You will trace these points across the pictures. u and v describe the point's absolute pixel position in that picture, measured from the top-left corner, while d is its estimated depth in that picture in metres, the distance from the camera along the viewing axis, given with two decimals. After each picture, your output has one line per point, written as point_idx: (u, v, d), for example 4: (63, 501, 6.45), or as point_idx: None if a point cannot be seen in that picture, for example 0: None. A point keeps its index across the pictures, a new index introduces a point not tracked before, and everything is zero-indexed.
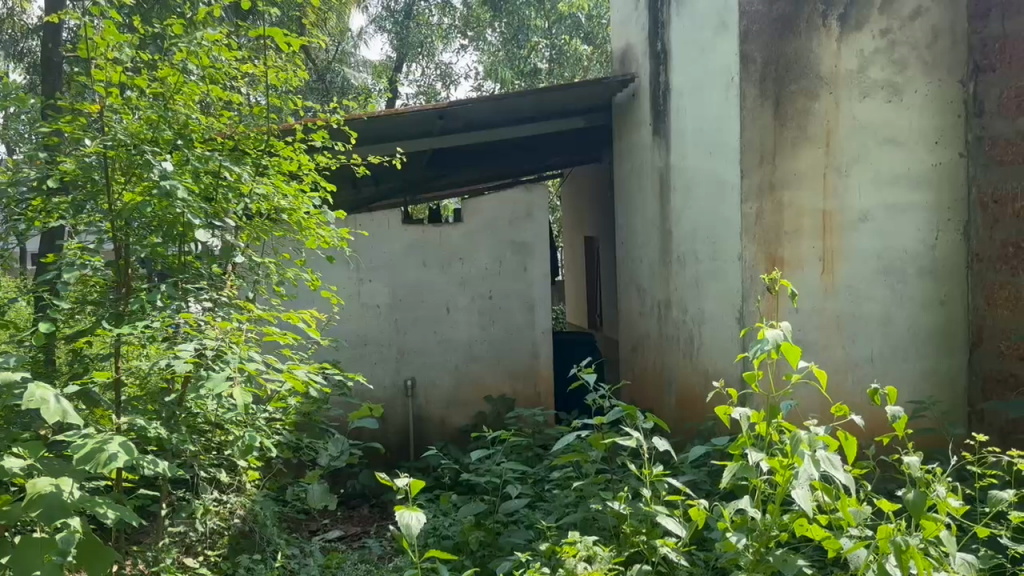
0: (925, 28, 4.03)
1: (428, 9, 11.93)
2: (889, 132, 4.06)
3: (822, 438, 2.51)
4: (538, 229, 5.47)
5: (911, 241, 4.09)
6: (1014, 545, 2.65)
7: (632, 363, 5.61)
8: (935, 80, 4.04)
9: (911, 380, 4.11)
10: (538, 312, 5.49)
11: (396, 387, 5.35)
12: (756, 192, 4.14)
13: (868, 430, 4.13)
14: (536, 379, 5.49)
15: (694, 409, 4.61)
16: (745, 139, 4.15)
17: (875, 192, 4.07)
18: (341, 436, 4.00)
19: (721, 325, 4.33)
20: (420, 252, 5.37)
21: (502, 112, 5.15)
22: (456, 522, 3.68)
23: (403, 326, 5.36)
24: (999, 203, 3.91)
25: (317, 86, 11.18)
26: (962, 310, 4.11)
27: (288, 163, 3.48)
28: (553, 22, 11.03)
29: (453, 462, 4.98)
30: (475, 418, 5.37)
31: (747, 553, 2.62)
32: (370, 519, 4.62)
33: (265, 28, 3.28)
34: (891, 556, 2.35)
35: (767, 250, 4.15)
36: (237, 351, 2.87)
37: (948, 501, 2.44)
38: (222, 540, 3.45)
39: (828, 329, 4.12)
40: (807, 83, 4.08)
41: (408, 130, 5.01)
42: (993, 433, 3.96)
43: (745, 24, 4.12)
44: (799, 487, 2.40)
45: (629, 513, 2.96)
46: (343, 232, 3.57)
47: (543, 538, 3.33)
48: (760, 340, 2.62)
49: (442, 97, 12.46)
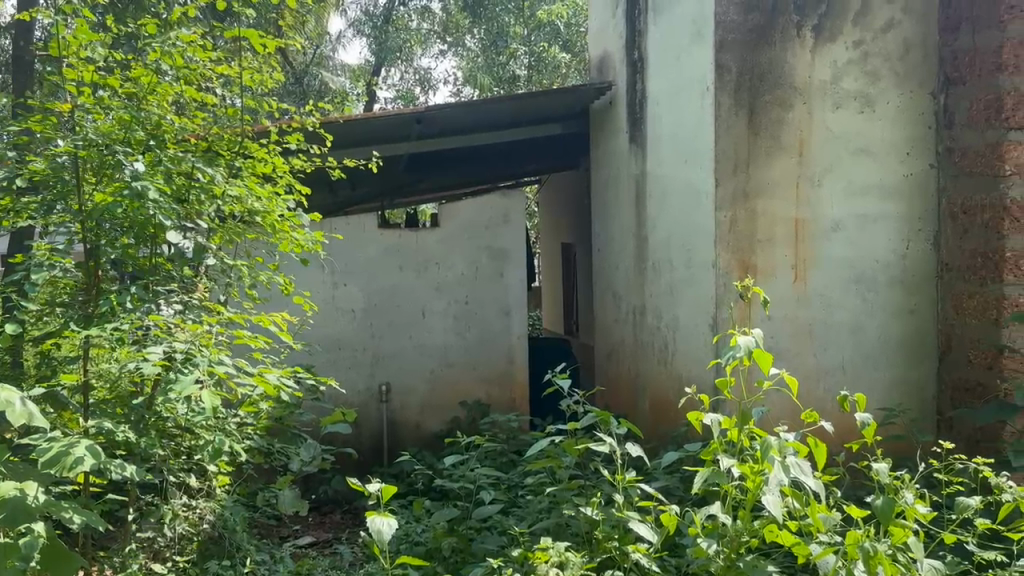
0: (897, 40, 4.09)
1: (407, 13, 11.81)
2: (862, 142, 4.11)
3: (792, 445, 2.53)
4: (514, 234, 5.47)
5: (882, 251, 4.14)
6: (979, 552, 2.69)
7: (606, 369, 5.63)
8: (906, 92, 4.11)
9: (881, 388, 4.16)
10: (513, 317, 5.48)
11: (370, 392, 5.32)
12: (730, 200, 4.14)
13: (838, 436, 4.17)
14: (511, 384, 5.49)
15: (666, 415, 4.62)
16: (719, 148, 4.15)
17: (846, 202, 4.12)
18: (313, 442, 3.81)
19: (694, 332, 4.35)
20: (396, 256, 5.35)
21: (480, 116, 5.14)
22: (428, 528, 3.66)
23: (378, 331, 5.33)
24: (967, 213, 3.92)
25: (293, 88, 11.11)
26: (932, 320, 4.16)
27: (262, 166, 3.47)
28: (532, 29, 11.24)
29: (427, 468, 4.97)
30: (450, 423, 5.36)
31: (717, 558, 2.62)
32: (342, 524, 4.59)
33: (240, 28, 3.26)
34: (860, 562, 2.39)
35: (740, 257, 4.16)
36: (206, 354, 2.83)
37: (915, 508, 2.46)
38: (191, 545, 3.38)
39: (800, 337, 4.16)
40: (781, 93, 4.12)
41: (383, 134, 5.05)
42: (961, 440, 3.96)
43: (720, 34, 4.11)
44: (768, 493, 2.43)
45: (602, 519, 3.00)
46: (318, 237, 3.52)
47: (515, 544, 3.34)
48: (731, 347, 2.64)
49: (420, 101, 12.46)
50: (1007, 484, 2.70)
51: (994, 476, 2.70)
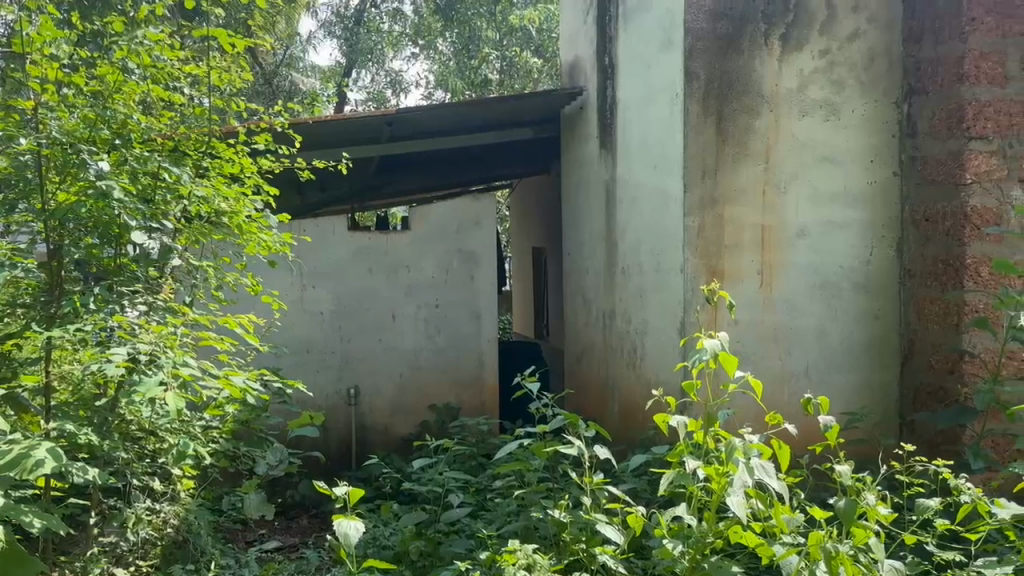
0: (863, 50, 4.16)
1: (378, 15, 11.95)
2: (827, 150, 4.18)
3: (756, 447, 2.58)
4: (485, 238, 5.48)
5: (846, 257, 4.20)
6: (939, 552, 2.73)
7: (576, 373, 5.65)
8: (871, 101, 4.18)
9: (845, 392, 4.23)
10: (483, 321, 5.49)
11: (339, 395, 5.29)
12: (698, 206, 4.18)
13: (802, 439, 4.22)
14: (480, 388, 5.49)
15: (634, 419, 4.65)
16: (688, 154, 4.19)
17: (812, 208, 4.19)
18: (280, 445, 3.80)
19: (662, 336, 4.38)
20: (365, 259, 5.33)
21: (450, 120, 5.15)
22: (396, 532, 3.64)
23: (347, 334, 5.30)
24: (929, 221, 4.00)
25: (263, 89, 11.02)
26: (895, 324, 4.23)
27: (230, 167, 3.45)
28: (503, 34, 11.16)
29: (396, 471, 4.95)
30: (419, 426, 5.34)
31: (682, 559, 2.65)
32: (310, 529, 4.55)
33: (209, 28, 3.24)
34: (821, 563, 2.43)
35: (708, 263, 4.20)
36: (170, 355, 2.82)
37: (877, 509, 2.50)
38: (154, 550, 3.37)
39: (766, 340, 4.21)
40: (749, 101, 4.17)
41: (352, 135, 5.03)
42: (923, 443, 4.02)
43: (689, 42, 4.16)
44: (733, 494, 2.46)
45: (569, 522, 2.99)
46: (286, 238, 3.50)
47: (483, 547, 3.34)
48: (698, 350, 2.69)
49: (391, 104, 12.38)
50: (966, 486, 2.75)
51: (953, 477, 2.74)
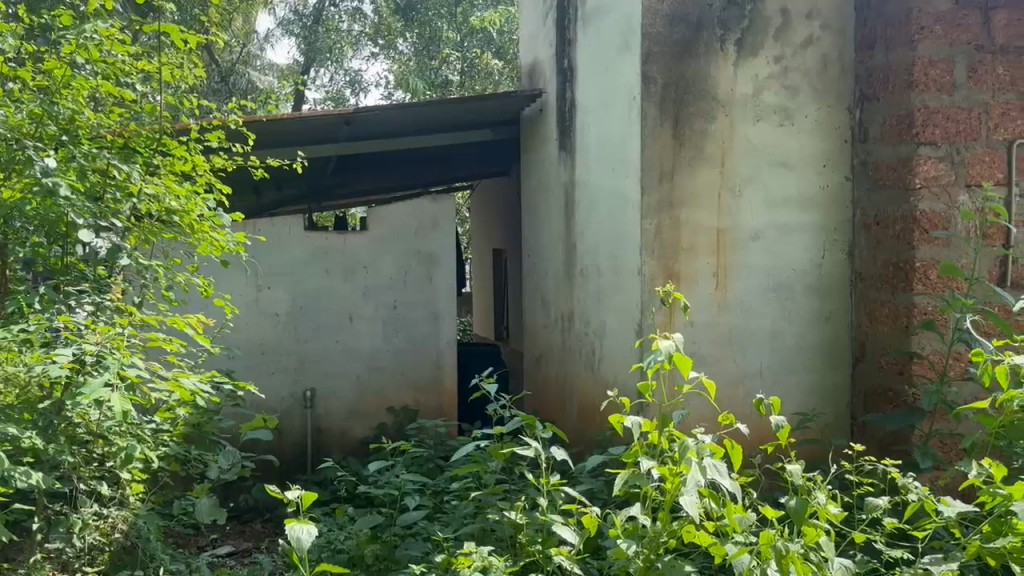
0: (816, 56, 4.23)
1: (337, 14, 11.82)
2: (780, 155, 4.24)
3: (708, 446, 2.62)
4: (445, 238, 5.44)
5: (799, 259, 4.27)
6: (887, 550, 2.78)
7: (534, 374, 5.65)
8: (824, 106, 4.25)
9: (797, 392, 4.29)
10: (443, 323, 5.44)
11: (293, 398, 5.24)
12: (655, 209, 4.21)
13: (755, 439, 4.27)
14: (439, 390, 5.44)
15: (592, 420, 4.66)
16: (645, 157, 4.21)
17: (766, 212, 4.25)
18: (233, 448, 3.73)
19: (620, 337, 4.40)
20: (321, 260, 5.28)
21: (408, 120, 5.12)
22: (351, 536, 3.58)
23: (304, 335, 5.25)
24: (880, 224, 4.08)
25: (218, 88, 10.86)
26: (847, 327, 4.31)
27: (181, 164, 3.40)
28: (464, 35, 11.16)
29: (352, 474, 4.90)
30: (376, 429, 5.29)
31: (636, 559, 2.67)
32: (262, 533, 4.47)
33: (160, 23, 3.19)
34: (772, 562, 2.46)
35: (665, 264, 4.22)
36: (117, 356, 2.73)
37: (827, 508, 2.55)
38: (102, 557, 3.25)
39: (721, 342, 4.25)
40: (705, 105, 4.21)
41: (308, 134, 4.97)
42: (874, 444, 4.09)
43: (647, 46, 4.18)
44: (686, 494, 2.50)
45: (526, 523, 3.00)
46: (239, 237, 3.44)
47: (439, 550, 3.32)
48: (653, 351, 2.74)
49: (350, 104, 12.30)
50: (913, 485, 2.81)
51: (901, 476, 2.80)
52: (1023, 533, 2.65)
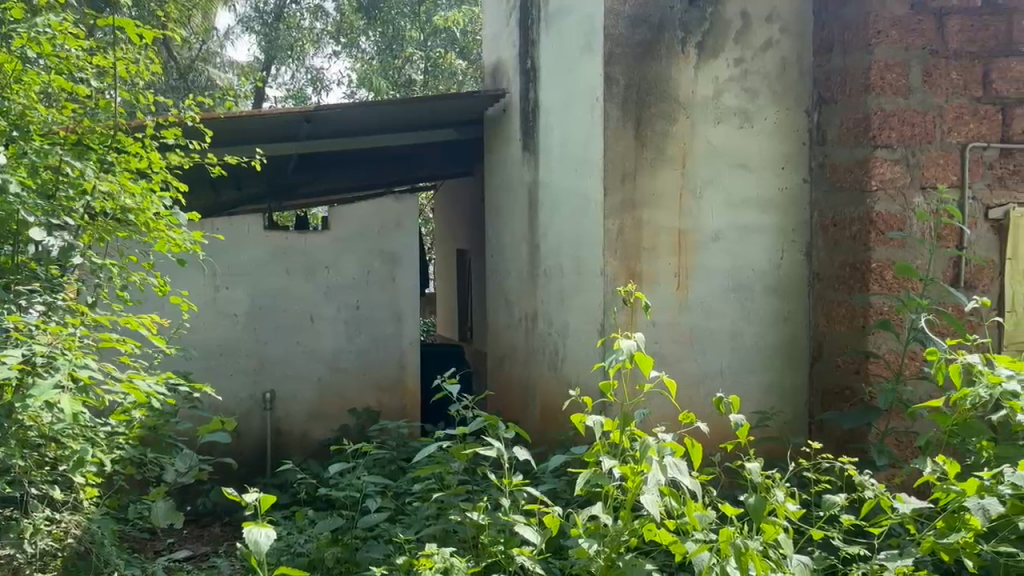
0: (775, 60, 4.28)
1: (299, 11, 11.67)
2: (740, 157, 4.29)
3: (669, 445, 2.66)
4: (407, 238, 5.40)
5: (758, 260, 4.32)
6: (845, 546, 2.83)
7: (497, 375, 5.64)
8: (783, 109, 4.30)
9: (757, 392, 4.34)
10: (406, 323, 5.40)
11: (253, 400, 5.17)
12: (617, 209, 4.23)
13: (714, 438, 4.30)
14: (401, 392, 5.39)
15: (554, 421, 4.66)
16: (607, 158, 4.23)
17: (725, 213, 4.29)
18: (189, 451, 3.64)
19: (582, 337, 4.41)
20: (282, 259, 5.22)
21: (367, 119, 5.07)
22: (311, 539, 3.54)
23: (263, 336, 5.19)
24: (837, 226, 4.15)
25: (176, 84, 10.70)
26: (805, 327, 4.36)
27: (137, 161, 3.32)
28: (428, 35, 11.15)
29: (312, 477, 4.84)
30: (337, 431, 5.23)
31: (598, 559, 2.69)
32: (221, 537, 4.40)
33: (114, 17, 3.11)
34: (731, 559, 2.50)
35: (626, 264, 4.24)
36: (68, 357, 2.68)
37: (785, 506, 2.61)
38: (54, 562, 3.18)
39: (682, 342, 4.28)
40: (667, 107, 4.24)
41: (267, 132, 4.90)
42: (831, 442, 4.14)
43: (609, 47, 4.20)
44: (647, 492, 2.52)
45: (487, 524, 3.01)
46: (197, 236, 3.39)
47: (401, 552, 3.29)
48: (615, 351, 2.79)
49: (311, 102, 12.19)
50: (869, 482, 2.86)
51: (857, 474, 2.85)
52: (975, 528, 2.71)
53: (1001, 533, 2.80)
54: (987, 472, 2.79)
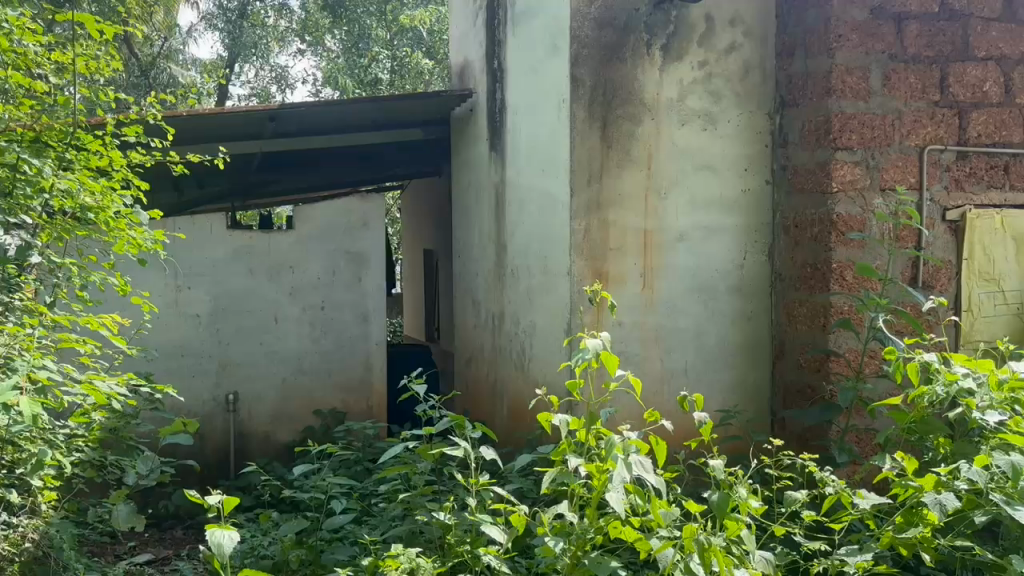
0: (738, 63, 4.34)
1: (263, 9, 11.39)
2: (704, 158, 4.33)
3: (634, 443, 2.70)
4: (373, 238, 5.37)
5: (722, 261, 4.37)
6: (806, 542, 2.88)
7: (464, 374, 5.64)
8: (746, 111, 4.35)
9: (720, 391, 4.39)
10: (372, 323, 5.37)
11: (215, 402, 5.11)
12: (583, 210, 4.25)
13: (678, 436, 4.34)
14: (368, 392, 5.37)
15: (521, 420, 4.67)
16: (574, 159, 4.25)
17: (690, 214, 4.34)
18: (151, 454, 3.58)
19: (549, 337, 4.43)
20: (245, 259, 5.17)
21: (332, 117, 5.03)
22: (275, 541, 3.51)
23: (226, 337, 5.13)
24: (798, 227, 4.21)
25: (137, 81, 10.56)
26: (767, 327, 4.43)
27: (97, 159, 3.28)
28: (394, 34, 11.17)
29: (276, 479, 4.80)
30: (302, 433, 5.18)
31: (563, 557, 2.70)
32: (183, 541, 4.34)
33: (73, 12, 3.06)
34: (695, 555, 2.53)
35: (593, 265, 4.27)
36: (26, 358, 2.65)
37: (748, 502, 2.65)
38: (10, 567, 3.09)
39: (647, 342, 4.32)
40: (632, 108, 4.27)
41: (230, 130, 4.85)
42: (793, 439, 4.20)
43: (575, 49, 4.23)
44: (612, 490, 2.55)
45: (454, 524, 2.99)
46: (158, 235, 3.37)
47: (366, 553, 3.27)
48: (581, 350, 2.85)
49: (275, 100, 12.09)
50: (829, 478, 2.91)
51: (818, 470, 2.91)
52: (932, 522, 2.77)
53: (957, 528, 2.85)
54: (944, 468, 2.85)
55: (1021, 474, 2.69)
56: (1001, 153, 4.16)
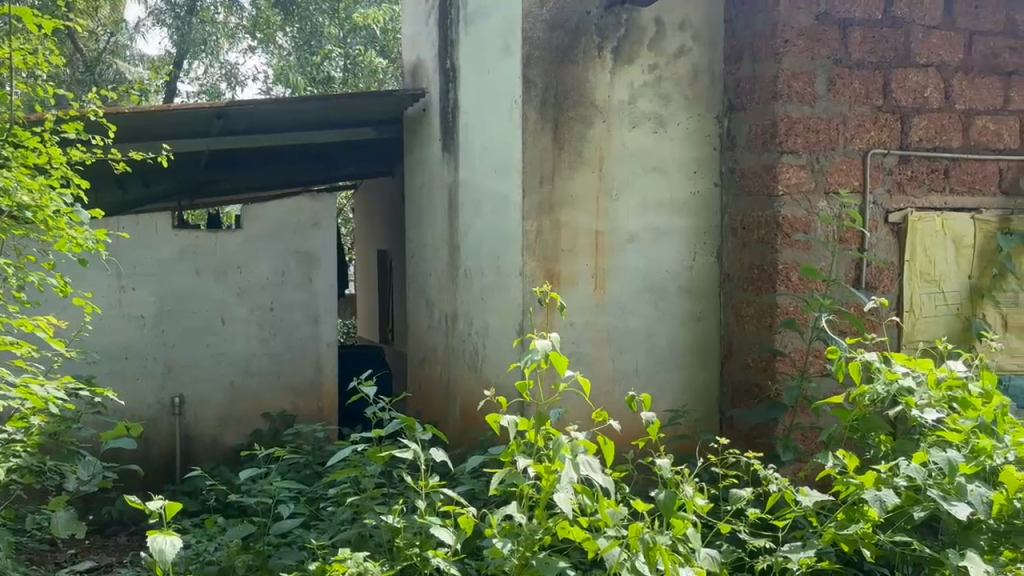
0: (687, 67, 4.38)
1: (212, 6, 11.09)
2: (655, 160, 4.38)
3: (582, 443, 2.72)
4: (324, 238, 5.31)
5: (671, 262, 4.42)
6: (750, 539, 2.93)
7: (417, 375, 5.61)
8: (695, 115, 4.41)
9: (669, 391, 4.44)
10: (323, 324, 5.31)
11: (161, 405, 5.02)
12: (535, 210, 4.27)
13: (628, 436, 4.37)
14: (318, 394, 5.31)
15: (473, 421, 4.67)
16: (526, 159, 4.26)
17: (641, 216, 4.38)
18: (93, 458, 3.49)
19: (501, 337, 4.44)
20: (191, 259, 5.08)
21: (283, 114, 4.96)
22: (220, 546, 3.45)
23: (171, 339, 5.04)
24: (746, 229, 4.28)
25: (83, 77, 10.35)
26: (715, 327, 4.48)
27: (35, 157, 3.22)
28: (347, 32, 11.25)
29: (224, 483, 4.72)
30: (250, 435, 5.11)
31: (512, 558, 2.70)
32: (127, 546, 4.26)
33: (10, 7, 2.99)
34: (640, 553, 2.56)
35: (545, 266, 4.29)
36: None
37: (694, 500, 2.69)
38: None
39: (599, 342, 4.35)
40: (584, 110, 4.29)
41: (177, 127, 4.76)
42: (741, 438, 4.26)
43: (527, 50, 4.25)
44: (560, 490, 2.57)
45: (403, 527, 2.97)
46: (100, 235, 3.29)
47: (314, 558, 3.24)
48: (530, 351, 2.86)
49: (226, 98, 11.90)
50: (773, 475, 2.97)
51: (763, 468, 2.96)
52: (872, 519, 2.84)
53: (896, 523, 2.92)
54: (884, 465, 2.93)
55: (957, 470, 2.78)
56: (941, 157, 4.25)
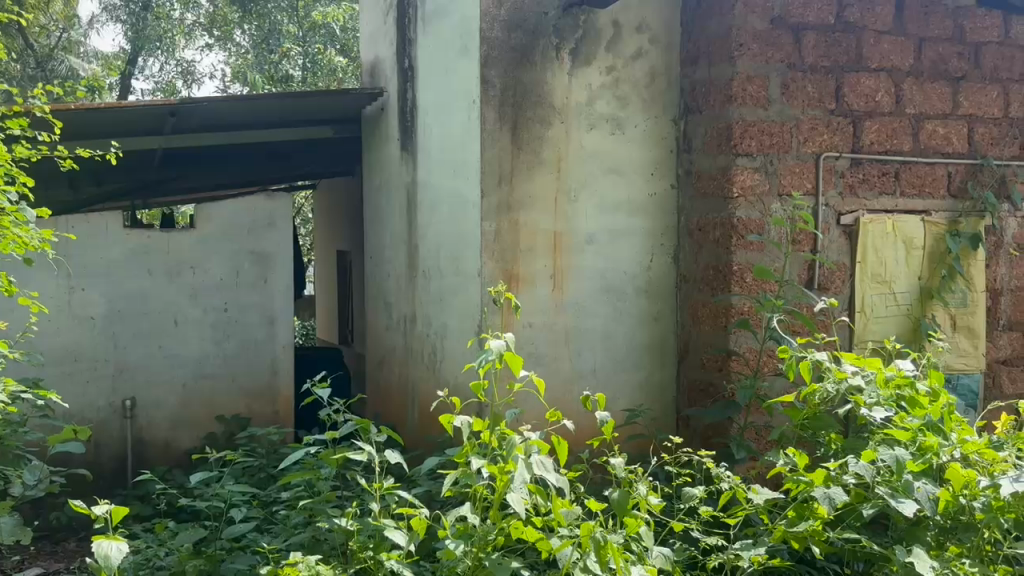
0: (644, 69, 4.41)
1: (168, 3, 11.04)
2: (612, 161, 4.40)
3: (535, 443, 2.72)
4: (280, 238, 5.25)
5: (629, 263, 4.44)
6: (704, 538, 2.95)
7: (376, 376, 5.58)
8: (652, 117, 4.44)
9: (626, 391, 4.46)
10: (278, 326, 5.25)
11: (112, 408, 4.93)
12: (494, 210, 4.27)
13: (585, 436, 4.39)
14: (274, 396, 5.24)
15: (430, 422, 4.65)
16: (485, 160, 4.26)
17: (599, 217, 4.40)
18: (38, 464, 3.44)
19: (460, 337, 4.43)
20: (143, 259, 5.00)
21: (238, 112, 4.91)
22: (170, 551, 3.39)
23: (122, 341, 4.95)
24: (702, 230, 4.32)
25: (33, 73, 10.13)
26: (671, 327, 4.52)
27: None
28: (306, 30, 10.94)
29: (177, 486, 4.65)
30: (204, 438, 5.04)
31: (465, 559, 2.69)
32: (76, 552, 4.18)
33: None
34: (592, 552, 2.56)
35: (504, 266, 4.30)
36: None
37: (647, 499, 2.70)
38: None
39: (557, 342, 4.36)
40: (542, 111, 4.31)
41: (128, 124, 4.69)
42: (697, 437, 4.31)
43: (485, 50, 4.24)
44: (513, 490, 2.56)
45: (357, 530, 2.94)
46: (45, 233, 3.24)
47: (266, 562, 3.19)
48: (484, 351, 2.85)
49: (182, 96, 11.71)
50: (724, 474, 3.00)
51: (715, 466, 2.98)
52: (822, 516, 2.88)
53: (846, 520, 2.96)
54: (833, 463, 2.97)
55: (904, 467, 2.82)
56: (892, 160, 4.33)
